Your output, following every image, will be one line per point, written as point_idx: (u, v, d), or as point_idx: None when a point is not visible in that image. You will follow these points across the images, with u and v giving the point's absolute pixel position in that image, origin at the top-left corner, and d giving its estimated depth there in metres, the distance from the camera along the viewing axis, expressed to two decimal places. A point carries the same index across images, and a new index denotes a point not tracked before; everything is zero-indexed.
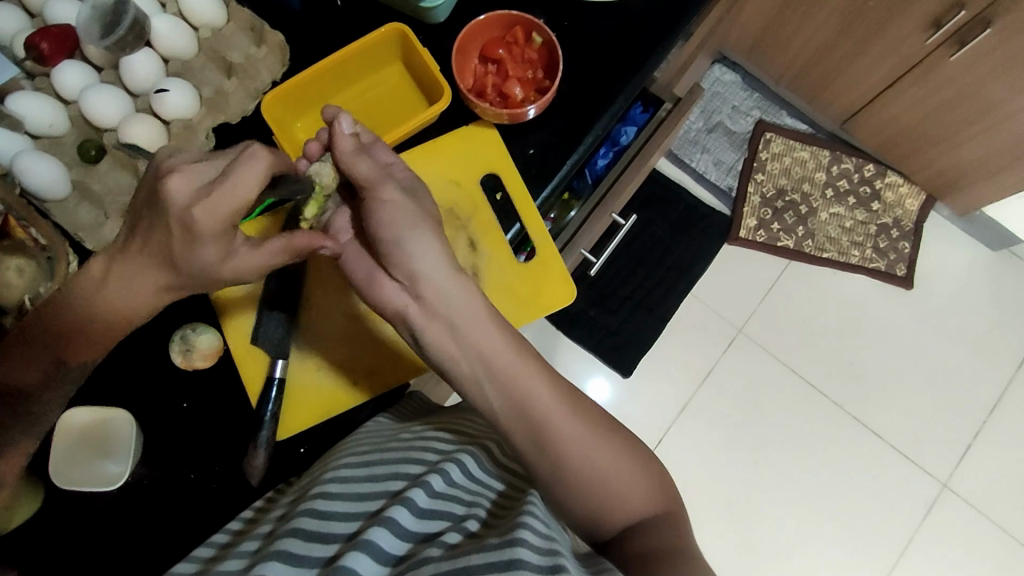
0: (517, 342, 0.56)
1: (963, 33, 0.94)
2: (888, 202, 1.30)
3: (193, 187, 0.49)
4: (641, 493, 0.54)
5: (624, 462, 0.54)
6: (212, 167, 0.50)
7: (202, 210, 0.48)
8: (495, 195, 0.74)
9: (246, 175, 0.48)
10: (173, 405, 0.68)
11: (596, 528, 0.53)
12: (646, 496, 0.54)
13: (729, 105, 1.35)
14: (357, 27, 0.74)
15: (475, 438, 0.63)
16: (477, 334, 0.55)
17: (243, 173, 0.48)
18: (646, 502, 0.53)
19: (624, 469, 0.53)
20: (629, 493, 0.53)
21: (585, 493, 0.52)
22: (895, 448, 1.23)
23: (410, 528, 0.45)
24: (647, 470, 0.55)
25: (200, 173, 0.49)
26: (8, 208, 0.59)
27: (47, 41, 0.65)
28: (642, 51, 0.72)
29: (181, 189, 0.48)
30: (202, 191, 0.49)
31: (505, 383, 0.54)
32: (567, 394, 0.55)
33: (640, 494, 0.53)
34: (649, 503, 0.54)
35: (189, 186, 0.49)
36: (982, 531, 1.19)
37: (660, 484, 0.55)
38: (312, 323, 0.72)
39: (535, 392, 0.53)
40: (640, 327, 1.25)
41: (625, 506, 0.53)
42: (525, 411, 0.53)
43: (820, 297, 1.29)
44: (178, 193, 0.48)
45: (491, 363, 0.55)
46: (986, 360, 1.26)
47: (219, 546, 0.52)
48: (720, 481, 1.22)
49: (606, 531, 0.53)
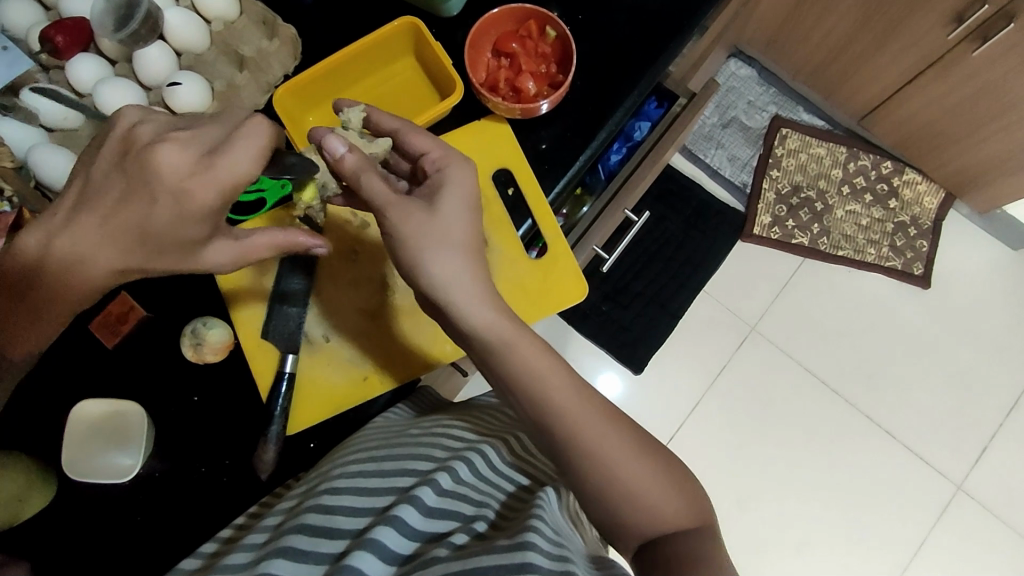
0: (537, 346, 0.55)
1: (986, 28, 0.92)
2: (906, 199, 1.28)
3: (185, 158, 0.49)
4: (673, 506, 0.50)
5: (648, 469, 0.51)
6: (202, 137, 0.49)
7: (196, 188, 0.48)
8: (506, 190, 0.72)
9: (243, 145, 0.48)
10: (184, 398, 0.68)
11: (622, 532, 0.51)
12: (679, 507, 0.51)
13: (744, 100, 1.33)
14: (370, 20, 0.74)
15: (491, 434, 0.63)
16: (500, 338, 0.55)
17: (241, 147, 0.48)
18: (679, 514, 0.50)
19: (651, 479, 0.51)
20: (658, 501, 0.51)
21: (606, 499, 0.51)
22: (909, 449, 1.22)
23: (418, 527, 0.45)
24: (679, 484, 0.52)
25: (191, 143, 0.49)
26: (24, 200, 0.62)
27: (61, 34, 0.65)
28: (658, 45, 0.72)
29: (174, 158, 0.48)
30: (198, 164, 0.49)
31: (519, 387, 0.54)
32: (586, 396, 0.54)
33: (675, 507, 0.50)
34: (682, 515, 0.50)
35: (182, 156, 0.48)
36: (997, 533, 1.18)
37: (695, 497, 0.52)
38: (323, 316, 0.72)
39: (549, 390, 0.53)
40: (651, 324, 1.24)
41: (651, 513, 0.50)
42: (538, 409, 0.53)
43: (834, 295, 1.28)
44: (171, 164, 0.48)
45: (509, 367, 0.54)
46: (1004, 360, 1.24)
47: (225, 540, 0.52)
48: (731, 480, 1.21)
49: (634, 536, 0.51)
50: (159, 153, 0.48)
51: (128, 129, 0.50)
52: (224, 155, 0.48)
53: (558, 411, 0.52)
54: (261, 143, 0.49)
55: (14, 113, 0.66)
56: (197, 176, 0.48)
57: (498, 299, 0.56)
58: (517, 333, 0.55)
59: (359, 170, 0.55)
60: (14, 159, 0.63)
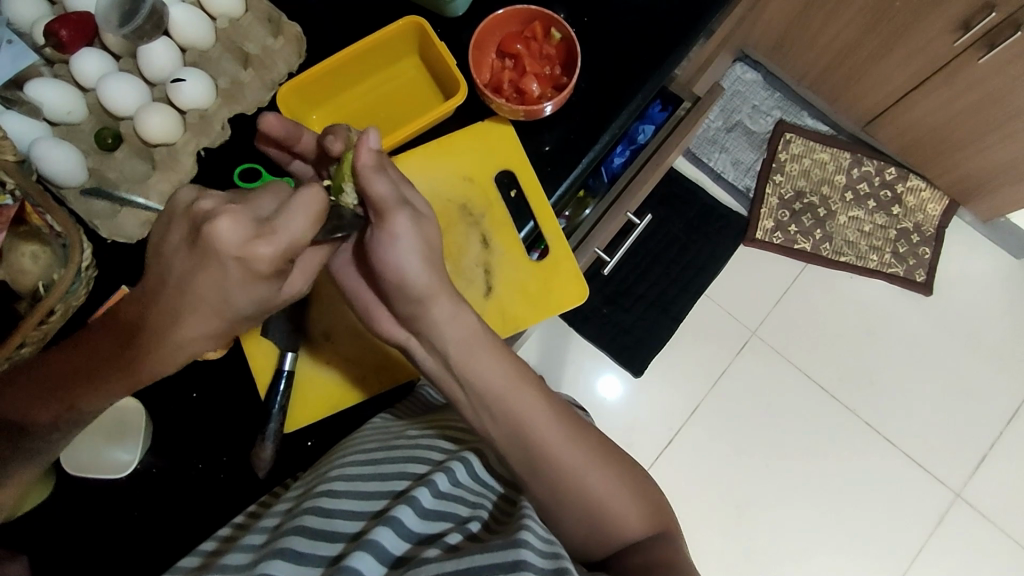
0: (519, 369, 0.56)
1: (992, 35, 0.92)
2: (909, 206, 1.28)
3: (242, 231, 0.46)
4: (638, 516, 0.53)
5: (614, 479, 0.54)
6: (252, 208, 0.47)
7: (264, 251, 0.46)
8: (509, 192, 0.73)
9: (306, 208, 0.48)
10: (183, 394, 0.68)
11: (590, 547, 0.54)
12: (642, 514, 0.53)
13: (749, 104, 1.33)
14: (375, 19, 0.73)
15: (471, 442, 0.61)
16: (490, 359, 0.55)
17: (299, 213, 0.47)
18: (640, 521, 0.53)
19: (616, 491, 0.53)
20: (623, 517, 0.53)
21: (574, 511, 0.53)
22: (908, 456, 1.21)
23: (414, 528, 0.45)
24: (639, 488, 0.55)
25: (246, 212, 0.47)
26: (25, 194, 0.59)
27: (66, 28, 0.65)
28: (663, 48, 0.71)
29: (232, 230, 0.45)
30: (254, 231, 0.46)
31: (499, 411, 0.54)
32: (557, 410, 0.55)
33: (638, 517, 0.53)
34: (643, 522, 0.53)
35: (239, 227, 0.46)
36: (993, 541, 1.18)
37: (655, 502, 0.55)
38: (321, 317, 0.72)
39: (522, 410, 0.54)
40: (651, 327, 1.24)
41: (617, 525, 0.53)
42: (510, 430, 0.53)
43: (836, 300, 1.28)
44: (230, 236, 0.45)
45: (492, 385, 0.54)
46: (1006, 369, 1.24)
47: (223, 540, 0.52)
48: (730, 484, 1.21)
49: (602, 548, 0.53)
50: (219, 224, 0.45)
51: (187, 205, 0.48)
52: (288, 217, 0.47)
53: (529, 430, 0.53)
54: (318, 206, 0.48)
55: (17, 106, 0.65)
56: (269, 241, 0.46)
57: (488, 324, 0.57)
58: (494, 355, 0.55)
59: (394, 205, 0.53)
60: (16, 152, 0.60)
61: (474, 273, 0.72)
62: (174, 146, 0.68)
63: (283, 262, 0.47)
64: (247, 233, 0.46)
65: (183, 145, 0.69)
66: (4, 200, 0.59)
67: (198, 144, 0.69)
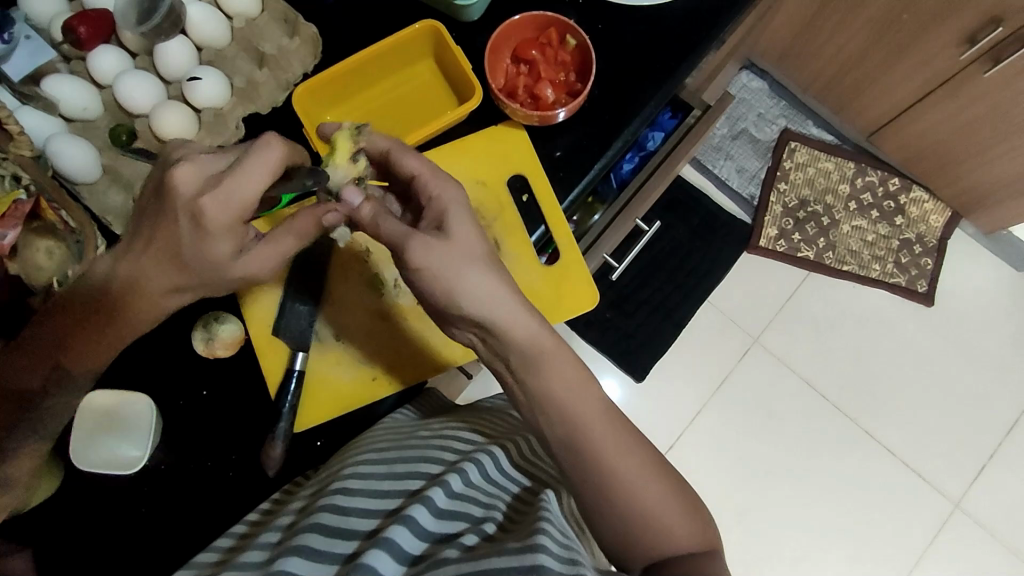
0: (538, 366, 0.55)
1: (998, 50, 0.92)
2: (912, 217, 1.29)
3: (199, 179, 0.50)
4: (680, 526, 0.51)
5: (650, 479, 0.52)
6: (219, 159, 0.51)
7: (210, 202, 0.49)
8: (521, 196, 0.74)
9: (254, 168, 0.49)
10: (193, 391, 0.68)
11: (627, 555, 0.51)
12: (681, 523, 0.51)
13: (754, 112, 1.34)
14: (390, 23, 0.74)
15: (497, 437, 0.63)
16: (516, 354, 0.56)
17: (252, 164, 0.49)
18: (677, 525, 0.51)
19: (650, 494, 0.51)
20: (661, 523, 0.51)
21: (601, 512, 0.51)
22: (907, 466, 1.22)
23: (429, 528, 0.45)
24: (673, 487, 0.53)
25: (208, 164, 0.50)
26: (41, 189, 0.59)
27: (84, 25, 0.66)
28: (676, 57, 0.72)
29: (189, 178, 0.49)
30: (210, 181, 0.50)
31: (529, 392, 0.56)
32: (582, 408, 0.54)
33: (681, 526, 0.51)
34: (686, 527, 0.51)
35: (196, 176, 0.49)
36: (990, 553, 1.18)
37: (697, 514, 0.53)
38: (332, 317, 0.72)
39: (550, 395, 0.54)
40: (654, 332, 1.24)
41: (649, 532, 0.50)
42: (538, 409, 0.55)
43: (838, 309, 1.28)
44: (187, 180, 0.49)
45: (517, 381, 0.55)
46: (1005, 382, 1.25)
47: (238, 537, 0.53)
48: (731, 489, 1.22)
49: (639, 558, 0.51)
50: (178, 169, 0.49)
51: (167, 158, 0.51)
52: (238, 172, 0.49)
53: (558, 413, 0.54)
54: (270, 165, 0.50)
55: (35, 102, 0.66)
56: (212, 192, 0.49)
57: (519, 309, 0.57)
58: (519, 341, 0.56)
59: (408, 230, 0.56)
60: (32, 147, 0.59)
61: None
62: None
63: (235, 213, 0.50)
64: (202, 183, 0.50)
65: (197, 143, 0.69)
66: (18, 194, 0.58)
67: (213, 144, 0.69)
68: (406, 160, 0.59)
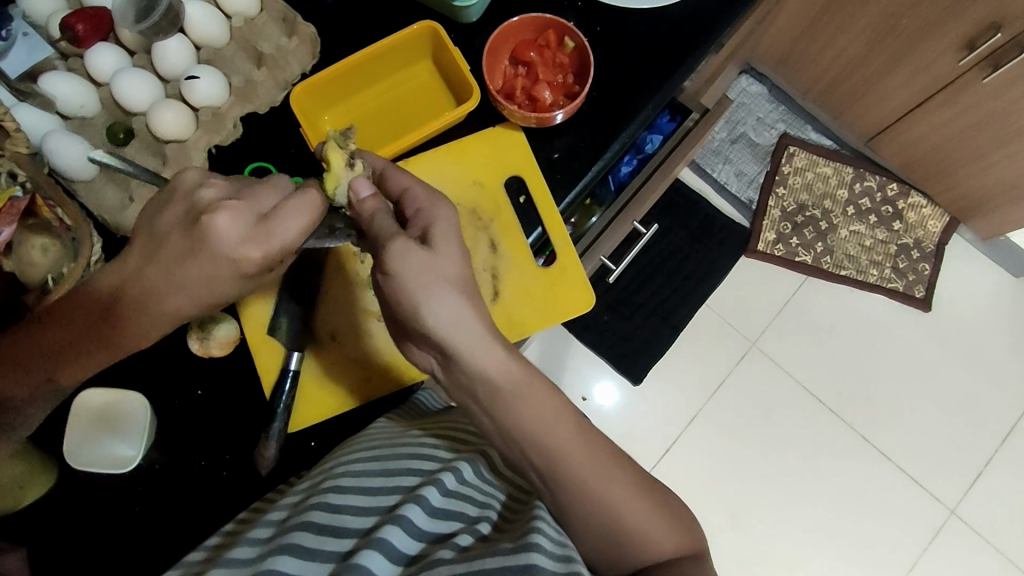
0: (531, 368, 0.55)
1: (997, 56, 0.92)
2: (910, 222, 1.29)
3: (240, 224, 0.48)
4: (666, 534, 0.52)
5: (638, 493, 0.52)
6: (257, 200, 0.49)
7: (252, 252, 0.48)
8: (518, 198, 0.74)
9: (291, 223, 0.49)
10: (188, 390, 0.68)
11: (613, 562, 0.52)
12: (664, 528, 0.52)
13: (753, 117, 1.34)
14: (389, 23, 0.74)
15: (476, 445, 0.61)
16: (492, 359, 0.52)
17: (290, 220, 0.49)
18: (662, 528, 0.52)
19: (635, 498, 0.52)
20: (644, 529, 0.51)
21: (593, 516, 0.51)
22: (904, 472, 1.22)
23: (423, 527, 0.45)
24: (658, 492, 0.54)
25: (248, 206, 0.49)
26: (37, 187, 0.60)
27: (82, 22, 0.66)
28: (675, 61, 0.72)
29: (231, 223, 0.48)
30: (252, 228, 0.48)
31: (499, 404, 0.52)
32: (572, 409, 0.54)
33: (667, 535, 0.52)
34: (669, 528, 0.52)
35: (239, 221, 0.48)
36: (986, 559, 1.18)
37: (678, 517, 0.53)
38: (327, 317, 0.71)
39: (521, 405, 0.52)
40: (652, 335, 1.24)
41: (637, 535, 0.51)
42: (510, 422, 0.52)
43: (835, 314, 1.28)
44: (228, 226, 0.47)
45: (498, 388, 0.52)
46: (1001, 387, 1.25)
47: (228, 534, 0.52)
48: (729, 493, 1.21)
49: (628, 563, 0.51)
50: (218, 217, 0.47)
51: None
52: (277, 221, 0.48)
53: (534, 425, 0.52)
54: (310, 217, 0.50)
55: (32, 99, 0.66)
56: (255, 241, 0.48)
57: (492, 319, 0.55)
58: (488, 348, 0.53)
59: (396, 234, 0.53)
60: (28, 144, 0.60)
61: (482, 277, 0.72)
62: (186, 142, 0.68)
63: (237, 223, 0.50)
64: (243, 230, 0.48)
65: (195, 141, 0.69)
66: (14, 192, 0.58)
67: (210, 141, 0.69)
68: (395, 180, 0.58)
